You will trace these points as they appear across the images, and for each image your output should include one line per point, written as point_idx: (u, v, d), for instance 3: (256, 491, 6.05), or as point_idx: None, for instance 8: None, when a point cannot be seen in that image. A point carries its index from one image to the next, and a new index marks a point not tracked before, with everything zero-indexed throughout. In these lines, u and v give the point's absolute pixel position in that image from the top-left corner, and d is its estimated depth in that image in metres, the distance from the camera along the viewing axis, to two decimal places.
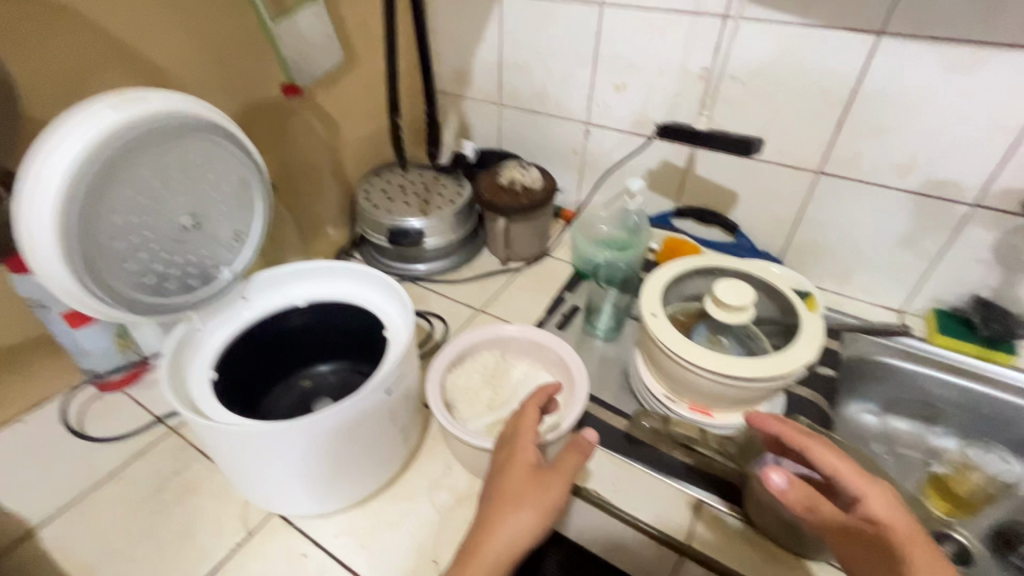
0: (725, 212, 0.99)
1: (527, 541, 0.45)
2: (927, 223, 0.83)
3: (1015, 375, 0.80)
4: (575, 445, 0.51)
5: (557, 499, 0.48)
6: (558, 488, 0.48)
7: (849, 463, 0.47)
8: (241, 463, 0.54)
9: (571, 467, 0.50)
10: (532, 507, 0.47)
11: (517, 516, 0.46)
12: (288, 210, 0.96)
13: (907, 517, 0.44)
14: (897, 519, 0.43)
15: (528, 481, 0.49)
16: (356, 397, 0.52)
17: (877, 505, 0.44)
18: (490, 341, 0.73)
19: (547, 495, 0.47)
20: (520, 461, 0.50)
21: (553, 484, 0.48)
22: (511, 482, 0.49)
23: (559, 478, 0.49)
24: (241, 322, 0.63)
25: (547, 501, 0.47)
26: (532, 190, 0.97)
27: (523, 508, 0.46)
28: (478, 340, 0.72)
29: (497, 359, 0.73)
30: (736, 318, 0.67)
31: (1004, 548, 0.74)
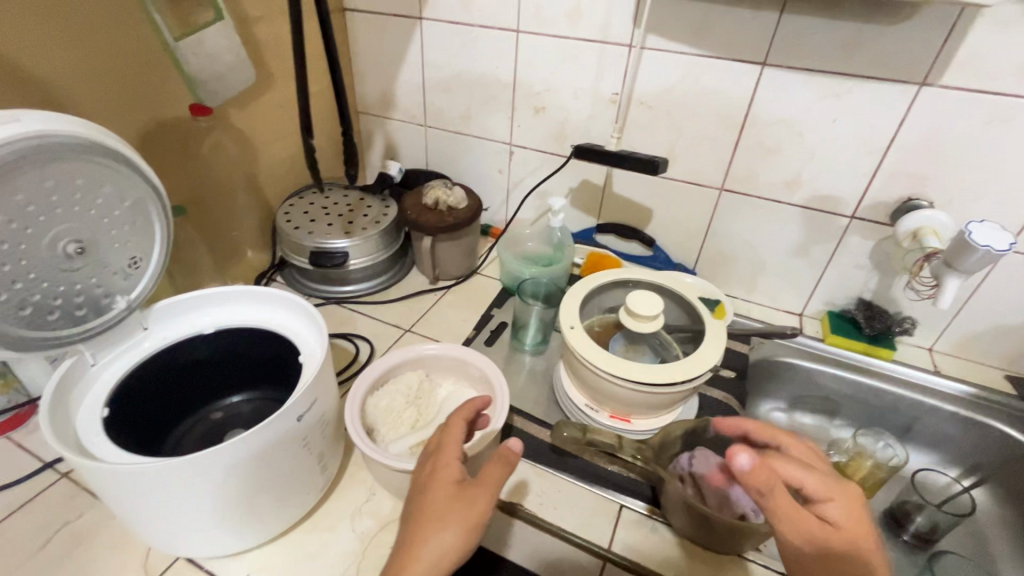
0: (642, 227, 1.05)
1: (452, 557, 0.45)
2: (816, 233, 0.92)
3: (895, 368, 0.90)
4: (502, 456, 0.48)
5: (481, 514, 0.47)
6: (484, 500, 0.47)
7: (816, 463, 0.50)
8: (136, 506, 0.50)
9: (496, 476, 0.48)
10: (457, 523, 0.46)
11: (441, 534, 0.46)
12: (200, 234, 0.91)
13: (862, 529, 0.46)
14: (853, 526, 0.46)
15: (451, 496, 0.48)
16: (264, 424, 0.50)
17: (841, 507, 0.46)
18: (414, 360, 0.73)
19: (471, 509, 0.47)
20: (443, 476, 0.50)
21: (479, 494, 0.47)
22: (434, 499, 0.48)
23: (484, 490, 0.48)
24: (141, 354, 0.60)
25: (471, 516, 0.46)
26: (457, 209, 0.98)
27: (448, 526, 0.46)
28: (400, 360, 0.72)
29: (421, 379, 0.73)
30: (647, 326, 0.71)
31: (897, 529, 0.81)
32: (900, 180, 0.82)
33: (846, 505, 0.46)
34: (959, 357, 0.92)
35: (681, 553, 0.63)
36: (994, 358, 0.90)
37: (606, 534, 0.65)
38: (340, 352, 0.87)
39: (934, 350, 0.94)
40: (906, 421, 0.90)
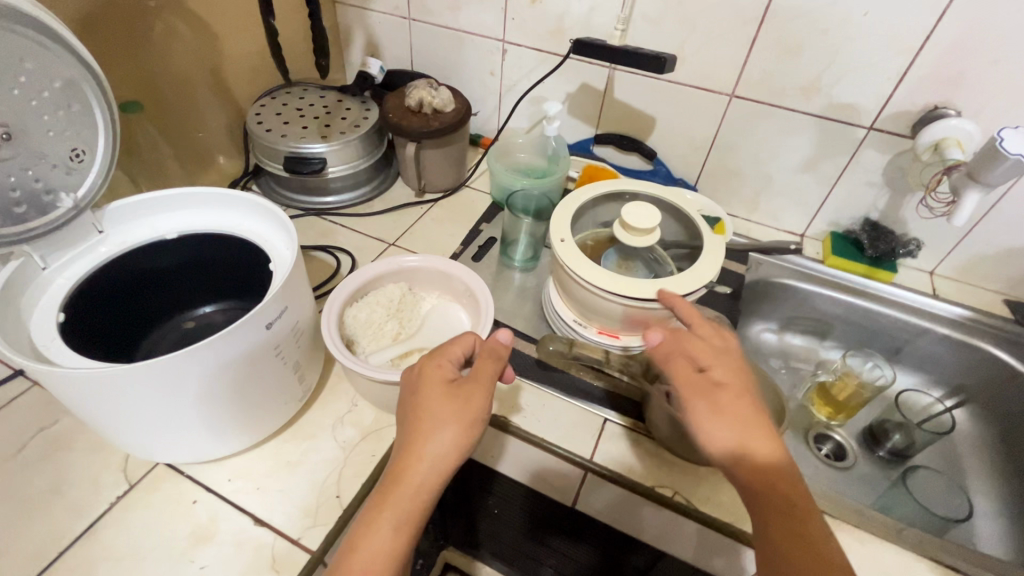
0: (643, 138, 0.98)
1: (453, 457, 0.45)
2: (829, 146, 0.85)
3: (893, 290, 0.88)
4: (490, 351, 0.50)
5: (479, 412, 0.46)
6: (479, 400, 0.47)
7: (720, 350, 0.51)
8: (102, 414, 0.48)
9: (489, 374, 0.49)
10: (456, 424, 0.45)
11: (439, 436, 0.45)
12: (161, 134, 0.83)
13: (750, 405, 0.47)
14: (737, 393, 0.48)
15: (447, 397, 0.46)
16: (230, 329, 0.47)
17: (721, 371, 0.49)
18: (394, 272, 0.69)
19: (468, 410, 0.46)
20: (434, 377, 0.48)
21: (474, 393, 0.47)
22: (428, 402, 0.46)
23: (478, 390, 0.47)
24: (97, 259, 0.55)
25: (468, 417, 0.46)
26: (443, 113, 0.90)
27: (447, 429, 0.45)
28: (379, 272, 0.68)
29: (404, 292, 0.70)
30: (642, 240, 0.67)
31: (873, 445, 0.83)
32: (929, 86, 0.74)
33: (732, 375, 0.49)
34: (960, 281, 0.90)
35: (664, 465, 0.63)
36: (995, 282, 0.87)
37: (589, 446, 0.65)
38: (320, 265, 0.83)
39: (935, 273, 0.91)
40: (897, 343, 0.90)
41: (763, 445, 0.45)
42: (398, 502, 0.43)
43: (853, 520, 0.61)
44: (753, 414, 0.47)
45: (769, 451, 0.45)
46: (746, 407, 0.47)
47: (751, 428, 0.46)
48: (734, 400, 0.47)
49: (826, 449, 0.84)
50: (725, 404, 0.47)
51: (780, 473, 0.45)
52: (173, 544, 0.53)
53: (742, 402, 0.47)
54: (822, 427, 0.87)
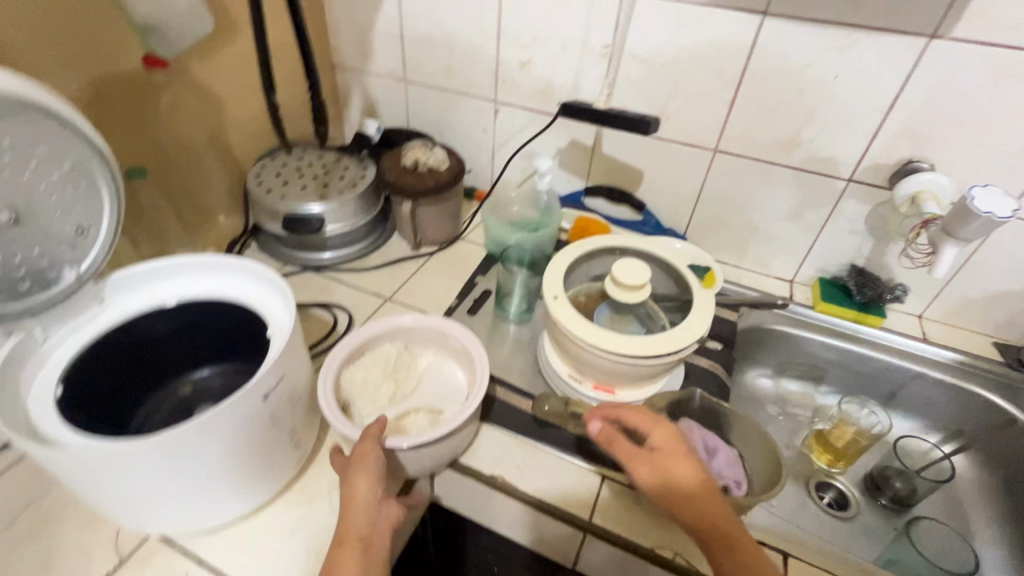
0: (632, 190, 1.01)
1: (374, 494, 0.52)
2: (811, 196, 0.88)
3: (884, 335, 0.89)
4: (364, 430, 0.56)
5: (375, 459, 0.54)
6: (361, 475, 0.53)
7: (650, 421, 0.56)
8: (96, 489, 0.48)
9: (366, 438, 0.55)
10: (363, 474, 0.53)
11: (356, 486, 0.52)
12: (164, 197, 0.86)
13: (688, 463, 0.53)
14: (675, 456, 0.53)
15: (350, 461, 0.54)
16: (228, 402, 0.48)
17: (658, 439, 0.55)
18: (391, 332, 0.70)
19: (362, 464, 0.53)
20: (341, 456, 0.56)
21: (367, 459, 0.54)
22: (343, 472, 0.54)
23: (364, 449, 0.54)
24: (97, 328, 0.56)
25: (364, 467, 0.53)
26: (438, 172, 0.93)
27: (358, 481, 0.53)
28: (377, 332, 0.69)
29: (400, 352, 0.70)
30: (634, 296, 0.69)
31: (875, 492, 0.83)
32: (902, 140, 0.78)
33: (667, 438, 0.55)
34: (949, 325, 0.91)
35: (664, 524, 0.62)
36: (983, 325, 0.89)
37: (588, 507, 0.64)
38: (318, 323, 0.84)
39: (923, 317, 0.92)
40: (890, 387, 0.90)
41: (702, 493, 0.51)
42: (348, 540, 0.50)
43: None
44: (690, 472, 0.53)
45: (708, 498, 0.51)
46: (686, 464, 0.53)
47: (696, 482, 0.52)
48: (672, 462, 0.53)
49: (828, 498, 0.84)
50: (667, 468, 0.53)
51: (720, 517, 0.50)
52: None
53: (680, 461, 0.53)
54: (822, 475, 0.86)
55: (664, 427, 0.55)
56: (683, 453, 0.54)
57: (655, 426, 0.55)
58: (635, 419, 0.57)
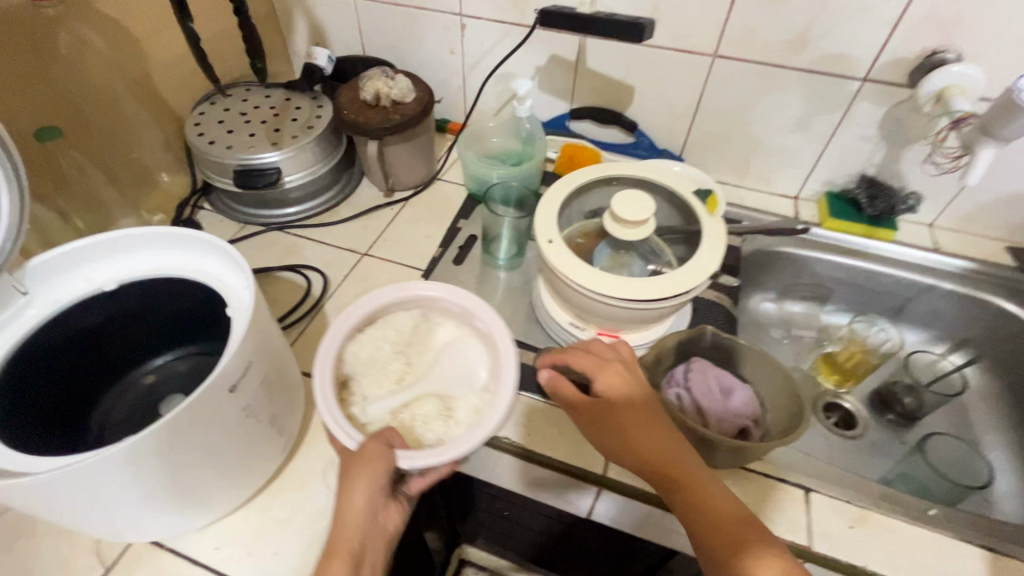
0: (623, 109, 0.91)
1: (373, 504, 0.47)
2: (821, 101, 0.79)
3: (895, 249, 0.84)
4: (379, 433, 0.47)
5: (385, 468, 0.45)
6: (363, 475, 0.45)
7: (596, 363, 0.52)
8: (54, 511, 0.42)
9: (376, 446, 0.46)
10: (366, 480, 0.45)
11: (357, 493, 0.46)
12: (89, 161, 0.75)
13: (631, 402, 0.49)
14: (619, 398, 0.50)
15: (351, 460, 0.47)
16: (188, 401, 0.41)
17: (602, 383, 0.50)
18: (404, 298, 0.58)
19: (366, 472, 0.45)
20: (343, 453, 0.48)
21: (375, 465, 0.45)
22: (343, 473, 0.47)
23: (371, 456, 0.45)
24: (26, 325, 0.48)
25: (372, 477, 0.45)
26: (403, 105, 0.82)
27: (360, 488, 0.46)
28: (386, 298, 0.57)
29: (416, 321, 0.57)
30: (637, 233, 0.62)
31: (883, 409, 0.81)
32: (928, 28, 0.68)
33: (612, 382, 0.50)
34: (961, 232, 0.86)
35: None
36: (997, 230, 0.84)
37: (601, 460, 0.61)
38: (290, 288, 0.77)
39: (935, 226, 0.87)
40: (898, 301, 0.86)
41: (647, 441, 0.47)
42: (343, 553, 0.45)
43: (875, 507, 0.59)
44: (637, 417, 0.48)
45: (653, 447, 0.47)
46: (630, 407, 0.49)
47: (639, 428, 0.48)
48: (619, 409, 0.49)
49: (835, 418, 0.81)
50: (613, 413, 0.49)
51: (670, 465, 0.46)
52: None
53: (623, 404, 0.49)
54: (830, 396, 0.84)
55: (611, 367, 0.52)
56: (628, 396, 0.50)
57: (600, 370, 0.51)
58: (582, 363, 0.53)
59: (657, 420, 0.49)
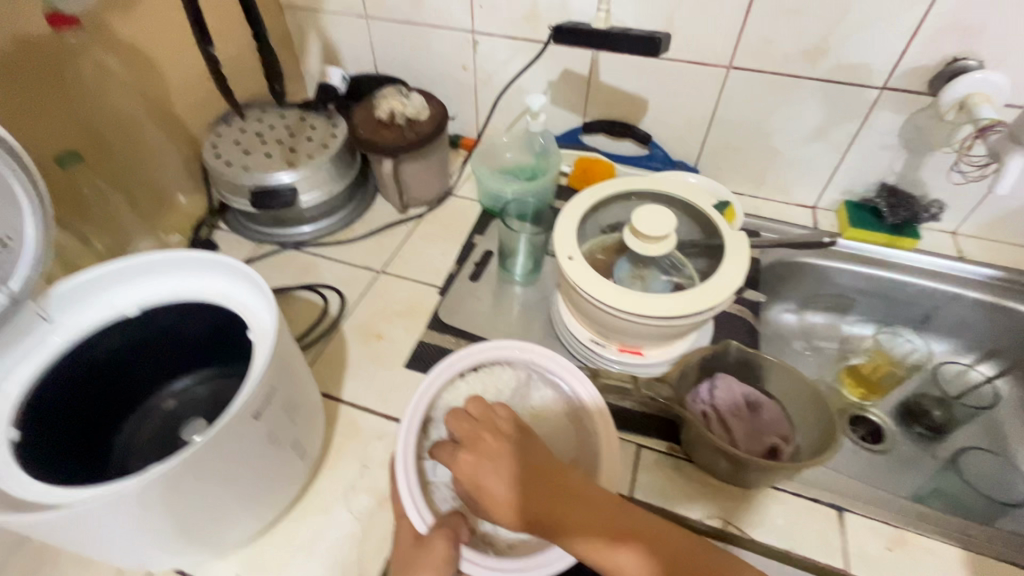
0: (636, 122, 0.90)
1: None
2: (839, 111, 0.79)
3: (918, 258, 0.83)
4: (446, 526, 0.46)
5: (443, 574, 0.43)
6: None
7: (453, 458, 0.45)
8: (79, 543, 0.42)
9: (439, 547, 0.44)
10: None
11: None
12: (109, 184, 0.75)
13: (500, 488, 0.43)
14: (489, 493, 0.43)
15: (410, 551, 0.46)
16: (212, 431, 0.41)
17: (470, 482, 0.44)
18: (515, 357, 0.56)
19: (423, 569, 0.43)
20: (407, 540, 0.47)
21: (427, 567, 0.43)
22: (402, 565, 0.45)
23: (432, 553, 0.44)
24: (49, 353, 0.48)
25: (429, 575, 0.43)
26: (418, 123, 0.82)
27: None
28: (497, 354, 0.56)
29: (519, 382, 0.56)
30: (658, 248, 0.61)
31: (909, 421, 0.79)
32: (947, 36, 0.68)
33: (479, 473, 0.44)
34: (985, 239, 0.85)
35: (707, 493, 0.59)
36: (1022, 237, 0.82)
37: (626, 480, 0.60)
38: (307, 307, 0.77)
39: (958, 234, 0.85)
40: (922, 312, 0.85)
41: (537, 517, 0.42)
42: None
43: (911, 527, 0.57)
44: (518, 499, 0.43)
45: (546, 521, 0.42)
46: (502, 498, 0.43)
47: (523, 510, 0.42)
48: (498, 503, 0.43)
49: (862, 433, 0.78)
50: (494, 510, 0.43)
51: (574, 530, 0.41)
52: None
53: (496, 498, 0.43)
54: (855, 409, 0.81)
55: (465, 460, 0.44)
56: (497, 485, 0.43)
57: (459, 467, 0.44)
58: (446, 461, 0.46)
59: (537, 493, 0.43)
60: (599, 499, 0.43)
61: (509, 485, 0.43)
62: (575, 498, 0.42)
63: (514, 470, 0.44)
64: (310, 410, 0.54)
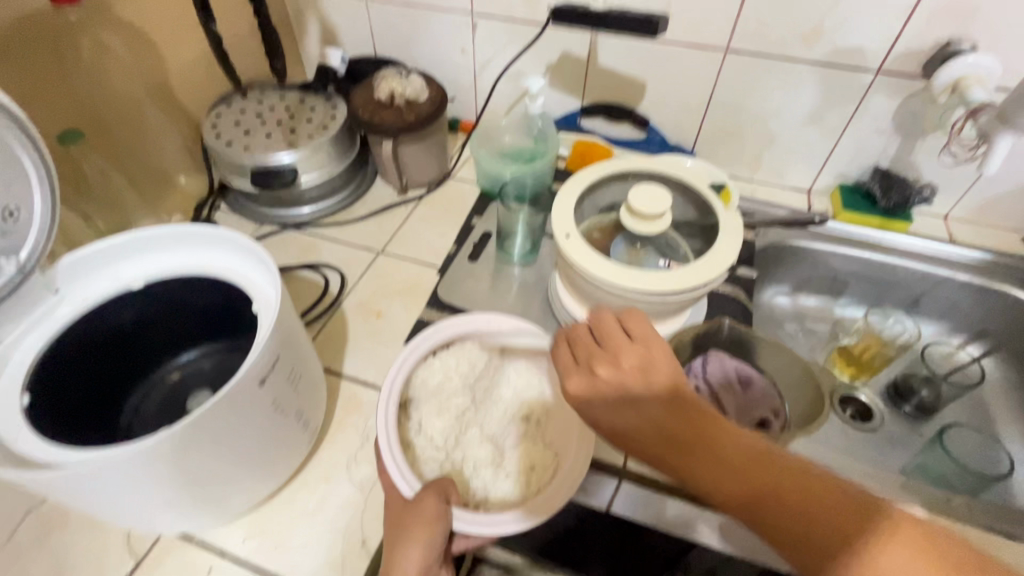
0: (634, 105, 0.91)
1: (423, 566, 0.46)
2: (836, 94, 0.79)
3: (912, 241, 0.84)
4: (436, 490, 0.48)
5: (433, 534, 0.46)
6: (419, 534, 0.46)
7: (593, 381, 0.43)
8: (91, 502, 0.43)
9: (428, 508, 0.47)
10: (418, 537, 0.46)
11: (408, 550, 0.46)
12: (110, 164, 0.76)
13: (648, 419, 0.40)
14: (634, 424, 0.40)
15: (400, 518, 0.48)
16: (220, 395, 0.42)
17: (605, 402, 0.41)
18: (480, 330, 0.61)
19: (414, 529, 0.46)
20: (396, 508, 0.49)
21: (420, 523, 0.46)
22: (393, 530, 0.48)
23: (419, 519, 0.46)
24: (58, 322, 0.49)
25: (421, 534, 0.46)
26: (417, 105, 0.83)
27: (411, 545, 0.46)
28: (465, 330, 0.61)
29: (488, 356, 0.61)
30: (654, 227, 0.62)
31: (899, 401, 0.81)
32: (942, 19, 0.68)
33: (620, 399, 0.41)
34: (976, 224, 0.86)
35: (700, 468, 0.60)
36: (1013, 220, 0.84)
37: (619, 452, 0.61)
38: (308, 286, 0.78)
39: (950, 217, 0.87)
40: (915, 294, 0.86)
41: (697, 468, 0.37)
42: None
43: (897, 498, 0.59)
44: (669, 443, 0.39)
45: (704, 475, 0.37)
46: (651, 429, 0.39)
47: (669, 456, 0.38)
48: (645, 438, 0.39)
49: (851, 411, 0.81)
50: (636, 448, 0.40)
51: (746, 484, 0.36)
52: None
53: (640, 429, 0.40)
54: (846, 388, 0.83)
55: (608, 381, 0.42)
56: (649, 418, 0.40)
57: (600, 388, 0.42)
58: (579, 381, 0.43)
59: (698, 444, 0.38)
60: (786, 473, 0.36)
61: (665, 424, 0.39)
62: (756, 468, 0.36)
63: (668, 414, 0.40)
64: (313, 385, 0.55)
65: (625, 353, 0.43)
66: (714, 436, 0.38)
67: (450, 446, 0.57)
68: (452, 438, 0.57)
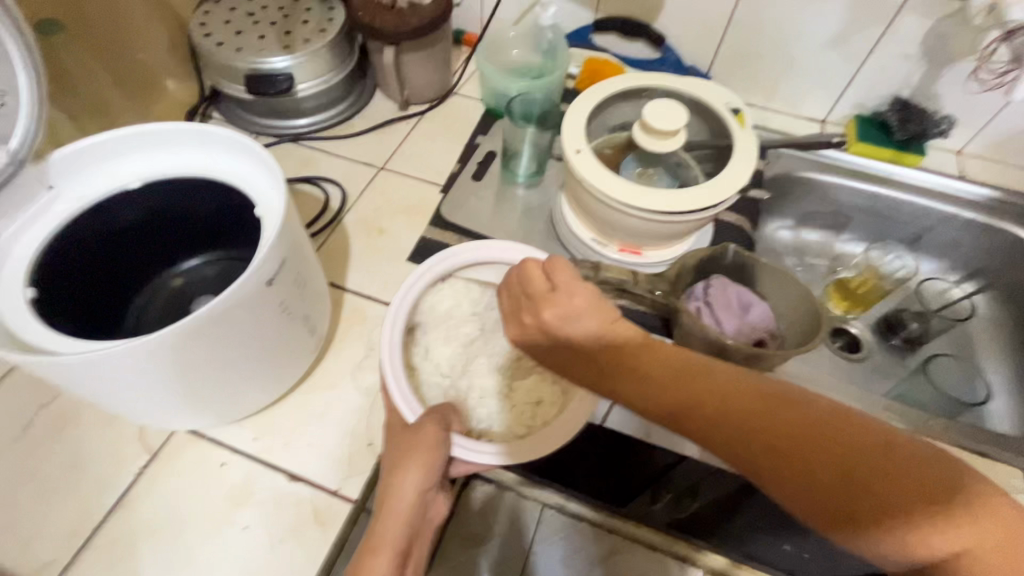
0: (650, 20, 0.86)
1: (420, 490, 0.46)
2: (867, 12, 0.75)
3: (922, 176, 0.83)
4: (437, 416, 0.48)
5: (432, 463, 0.46)
6: (417, 462, 0.46)
7: (528, 322, 0.43)
8: (94, 390, 0.44)
9: (428, 436, 0.46)
10: (416, 463, 0.46)
11: (406, 476, 0.46)
12: (93, 59, 0.72)
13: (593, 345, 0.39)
14: (582, 353, 0.40)
15: (402, 441, 0.48)
16: (229, 294, 0.42)
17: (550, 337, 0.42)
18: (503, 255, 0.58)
19: (415, 445, 0.46)
20: (395, 432, 0.50)
21: (421, 439, 0.47)
22: (393, 452, 0.48)
23: (418, 443, 0.46)
24: (59, 217, 0.48)
25: (423, 451, 0.46)
26: (420, 8, 0.77)
27: (408, 471, 0.46)
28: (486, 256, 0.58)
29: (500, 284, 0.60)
30: (668, 143, 0.61)
31: (888, 334, 0.82)
32: None
33: (567, 331, 0.40)
34: (988, 161, 0.85)
35: None
36: None
37: None
38: (308, 201, 0.76)
39: (962, 153, 0.85)
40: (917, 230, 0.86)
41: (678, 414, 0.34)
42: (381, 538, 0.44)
43: None
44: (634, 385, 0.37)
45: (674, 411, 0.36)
46: (591, 359, 0.39)
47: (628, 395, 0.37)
48: (604, 372, 0.39)
49: (840, 343, 0.83)
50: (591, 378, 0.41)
51: (738, 417, 0.33)
52: (212, 505, 0.53)
53: (587, 362, 0.40)
54: (838, 321, 0.85)
55: (536, 320, 0.42)
56: (591, 352, 0.39)
57: (530, 325, 0.43)
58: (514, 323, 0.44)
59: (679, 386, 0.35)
60: (792, 414, 0.32)
61: (609, 356, 0.38)
62: (750, 408, 0.33)
63: (614, 351, 0.38)
64: (317, 295, 0.54)
65: (539, 291, 0.42)
66: (693, 375, 0.35)
67: (457, 372, 0.59)
68: (458, 365, 0.59)
